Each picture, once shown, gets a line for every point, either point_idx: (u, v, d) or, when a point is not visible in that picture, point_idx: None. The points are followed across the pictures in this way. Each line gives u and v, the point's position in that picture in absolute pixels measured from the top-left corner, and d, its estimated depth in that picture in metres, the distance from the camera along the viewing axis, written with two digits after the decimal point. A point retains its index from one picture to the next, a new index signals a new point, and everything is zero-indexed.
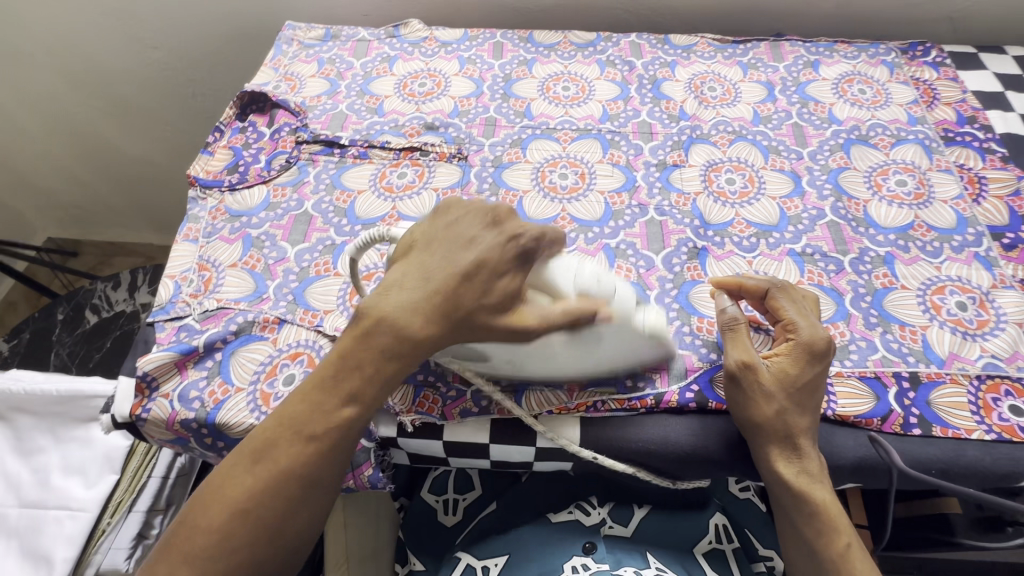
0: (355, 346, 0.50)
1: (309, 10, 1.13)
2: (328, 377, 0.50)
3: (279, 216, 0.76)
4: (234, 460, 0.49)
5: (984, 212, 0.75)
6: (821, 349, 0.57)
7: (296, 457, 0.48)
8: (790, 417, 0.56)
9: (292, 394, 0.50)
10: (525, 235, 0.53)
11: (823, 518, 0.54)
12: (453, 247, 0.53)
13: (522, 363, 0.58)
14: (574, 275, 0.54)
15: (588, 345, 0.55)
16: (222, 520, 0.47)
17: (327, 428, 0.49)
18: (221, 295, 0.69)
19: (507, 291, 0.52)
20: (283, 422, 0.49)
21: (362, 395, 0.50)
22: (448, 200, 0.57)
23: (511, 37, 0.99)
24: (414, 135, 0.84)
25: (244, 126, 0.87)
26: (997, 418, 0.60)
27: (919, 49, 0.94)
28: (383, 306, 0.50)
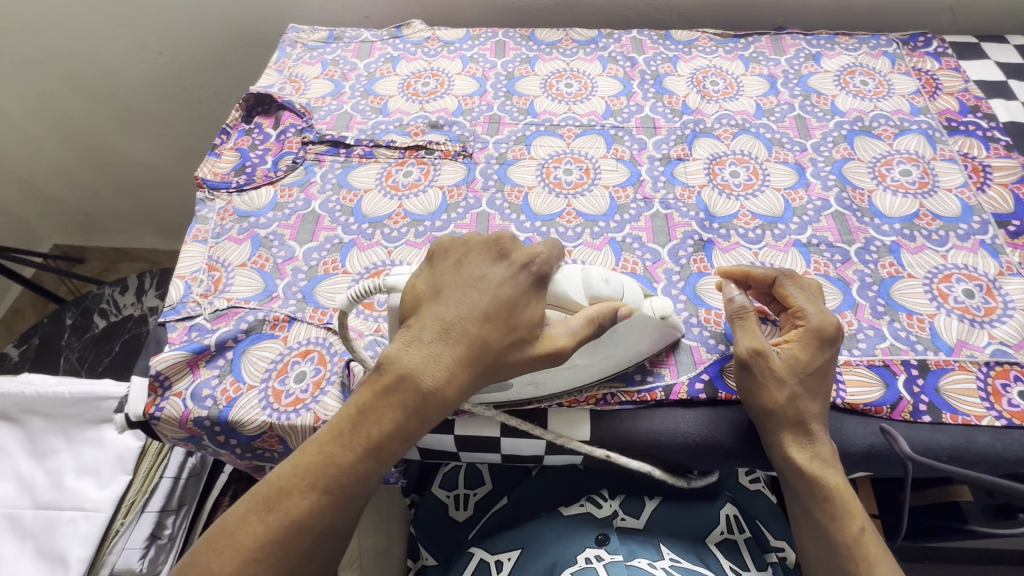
0: (375, 401, 0.49)
1: (311, 14, 1.14)
2: (345, 429, 0.49)
3: (287, 216, 0.77)
4: (249, 506, 0.49)
5: (990, 200, 0.75)
6: (830, 335, 0.57)
7: (311, 509, 0.48)
8: (802, 403, 0.56)
9: (309, 441, 0.50)
10: (536, 261, 0.53)
11: (837, 502, 0.55)
12: (469, 290, 0.51)
13: (545, 382, 0.58)
14: (584, 283, 0.55)
15: (606, 348, 0.58)
16: (232, 568, 0.46)
17: (343, 482, 0.49)
18: (231, 295, 0.70)
19: (530, 324, 0.52)
20: (298, 474, 0.48)
21: (379, 451, 0.49)
22: (440, 242, 0.55)
23: (513, 35, 0.99)
24: (419, 134, 0.85)
25: (250, 128, 0.88)
26: (1007, 404, 0.60)
27: (920, 40, 0.94)
28: (406, 361, 0.49)
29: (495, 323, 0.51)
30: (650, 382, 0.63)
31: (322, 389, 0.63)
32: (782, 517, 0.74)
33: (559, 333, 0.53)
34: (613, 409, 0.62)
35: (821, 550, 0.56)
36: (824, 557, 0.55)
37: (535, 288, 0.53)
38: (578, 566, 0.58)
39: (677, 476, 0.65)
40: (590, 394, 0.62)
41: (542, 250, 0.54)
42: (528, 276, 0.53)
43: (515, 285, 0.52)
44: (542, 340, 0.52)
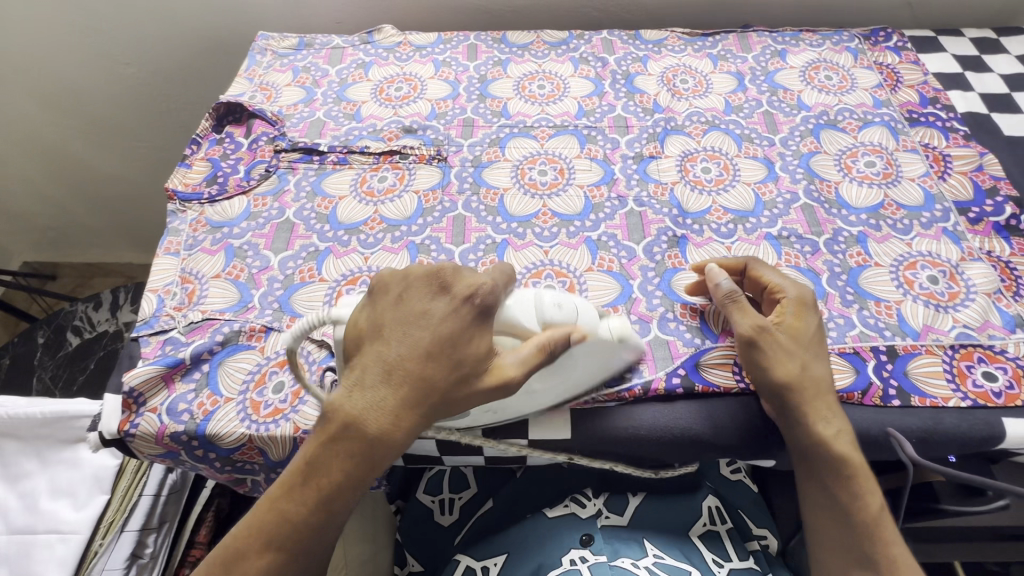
0: (322, 453, 0.50)
1: (282, 22, 1.13)
2: (295, 483, 0.51)
3: (261, 225, 0.76)
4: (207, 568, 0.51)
5: (951, 187, 0.77)
6: (810, 303, 0.61)
7: (265, 568, 0.50)
8: (813, 370, 0.58)
9: (261, 498, 0.51)
10: (479, 292, 0.54)
11: (855, 482, 0.56)
12: (407, 322, 0.53)
13: (502, 408, 0.59)
14: (536, 309, 0.57)
15: (563, 372, 0.57)
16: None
17: (297, 537, 0.50)
18: (206, 306, 0.69)
19: (475, 358, 0.52)
20: (252, 534, 0.50)
21: (329, 504, 0.51)
22: (382, 275, 0.56)
23: (485, 38, 1.00)
24: (393, 139, 0.85)
25: (221, 137, 0.87)
26: (972, 385, 0.62)
27: (881, 35, 0.97)
28: (349, 408, 0.50)
29: (438, 360, 0.51)
30: (629, 378, 0.63)
31: (301, 398, 0.62)
32: (764, 504, 0.75)
33: (508, 364, 0.53)
34: (590, 408, 0.62)
35: (836, 528, 0.56)
36: (839, 536, 0.56)
37: (479, 320, 0.54)
38: (563, 568, 0.59)
39: (646, 470, 0.66)
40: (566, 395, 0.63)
41: (488, 280, 0.55)
42: (471, 308, 0.53)
43: (457, 320, 0.53)
44: (492, 372, 0.52)
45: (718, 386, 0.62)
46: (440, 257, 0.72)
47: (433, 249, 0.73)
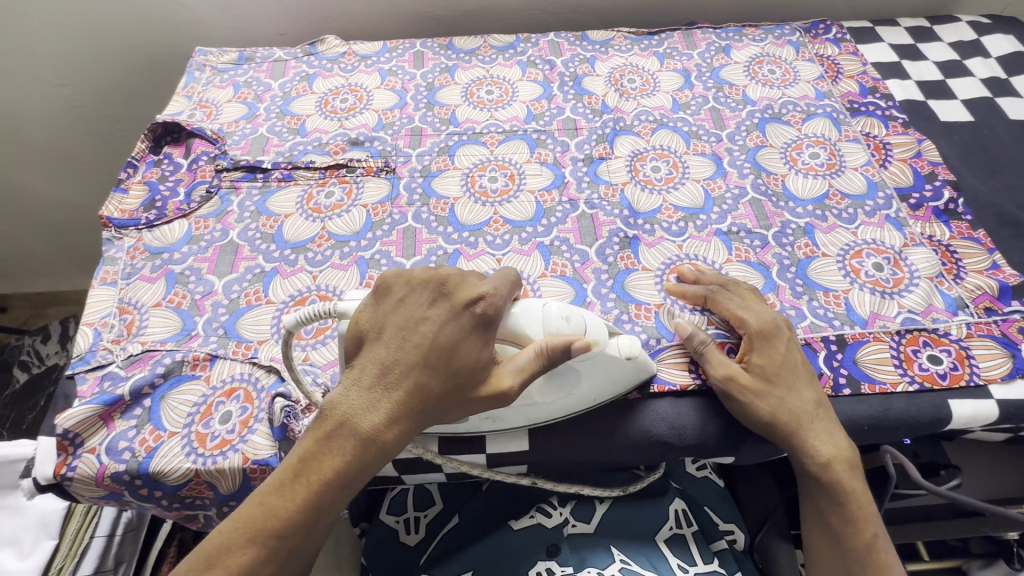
0: (316, 448, 0.49)
1: (223, 36, 1.10)
2: (287, 479, 0.49)
3: (203, 249, 0.74)
4: (187, 565, 0.47)
5: (892, 175, 0.79)
6: (772, 333, 0.61)
7: (249, 565, 0.47)
8: (790, 401, 0.58)
9: (252, 494, 0.49)
10: (484, 303, 0.52)
11: (851, 509, 0.57)
12: (406, 331, 0.51)
13: (500, 416, 0.58)
14: (541, 321, 0.55)
15: (566, 385, 0.57)
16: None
17: (282, 534, 0.47)
18: (146, 338, 0.66)
19: (472, 367, 0.51)
20: (236, 529, 0.47)
21: (319, 501, 0.48)
22: (387, 275, 0.54)
23: (431, 45, 0.98)
24: (340, 153, 0.83)
25: (159, 159, 0.84)
26: (918, 368, 0.63)
27: (821, 27, 0.98)
28: (347, 405, 0.49)
29: (433, 369, 0.50)
30: None
31: (249, 427, 0.60)
32: (729, 500, 0.75)
33: (506, 373, 0.52)
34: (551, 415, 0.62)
35: (833, 554, 0.58)
36: (833, 555, 0.59)
37: (479, 330, 0.52)
38: None
39: (615, 486, 0.67)
40: None
41: (489, 289, 0.53)
42: (470, 318, 0.51)
43: (456, 328, 0.51)
44: (490, 383, 0.51)
45: (675, 384, 0.62)
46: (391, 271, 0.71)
47: (384, 263, 0.72)
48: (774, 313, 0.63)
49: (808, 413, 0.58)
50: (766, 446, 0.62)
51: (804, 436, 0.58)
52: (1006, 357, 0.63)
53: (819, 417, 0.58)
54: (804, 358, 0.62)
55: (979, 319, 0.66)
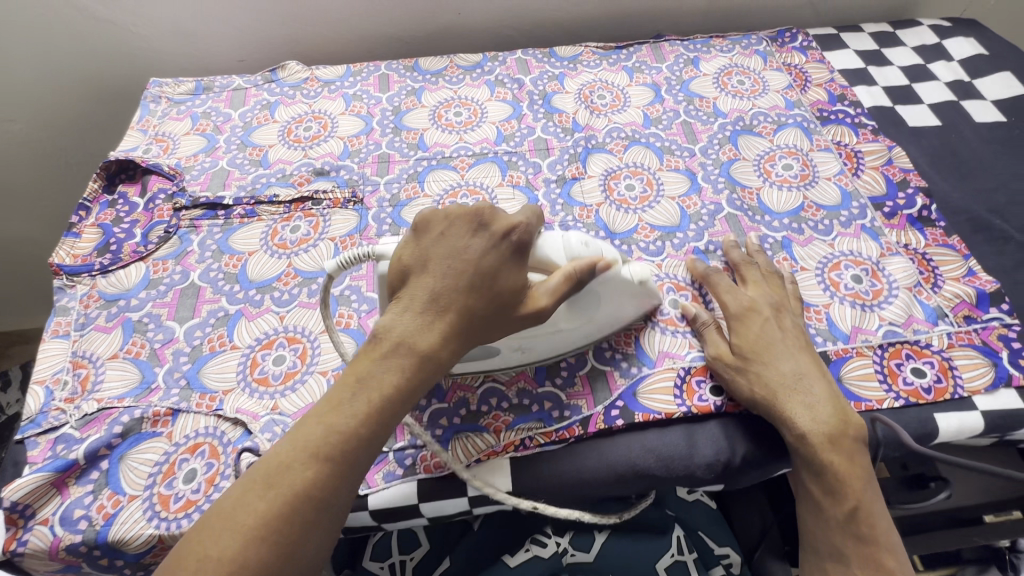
0: (374, 365, 0.47)
1: (179, 63, 1.06)
2: (345, 395, 0.46)
3: (162, 293, 0.70)
4: (243, 487, 0.43)
5: (865, 184, 0.79)
6: (746, 314, 0.63)
7: (315, 479, 0.43)
8: (766, 377, 0.58)
9: (307, 415, 0.46)
10: (516, 232, 0.52)
11: (831, 478, 0.55)
12: (454, 258, 0.50)
13: (532, 347, 0.61)
14: (563, 249, 0.57)
15: (588, 310, 0.60)
16: (234, 551, 0.40)
17: (346, 449, 0.45)
18: (102, 394, 0.62)
19: (513, 288, 0.51)
20: (297, 444, 0.44)
21: (382, 413, 0.47)
22: (425, 213, 0.53)
23: (396, 67, 0.96)
24: (304, 185, 0.80)
25: (114, 199, 0.80)
26: (903, 383, 0.62)
27: (787, 36, 0.99)
28: (400, 327, 0.49)
29: (479, 290, 0.50)
30: (568, 418, 0.61)
31: (216, 485, 0.56)
32: (724, 523, 0.74)
33: (542, 293, 0.53)
34: (534, 453, 0.59)
35: (816, 524, 0.57)
36: (830, 539, 0.56)
37: (516, 257, 0.52)
38: None
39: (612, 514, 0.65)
40: (506, 442, 0.59)
41: (521, 220, 0.54)
42: (509, 245, 0.52)
43: (497, 255, 0.51)
44: (529, 302, 0.52)
45: (660, 412, 0.60)
46: (362, 308, 0.68)
47: (354, 299, 0.69)
48: (760, 296, 0.64)
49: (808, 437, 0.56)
50: (759, 470, 0.60)
51: (781, 405, 0.57)
52: (988, 365, 0.63)
53: (800, 390, 0.57)
54: (789, 334, 0.61)
55: (959, 328, 0.66)
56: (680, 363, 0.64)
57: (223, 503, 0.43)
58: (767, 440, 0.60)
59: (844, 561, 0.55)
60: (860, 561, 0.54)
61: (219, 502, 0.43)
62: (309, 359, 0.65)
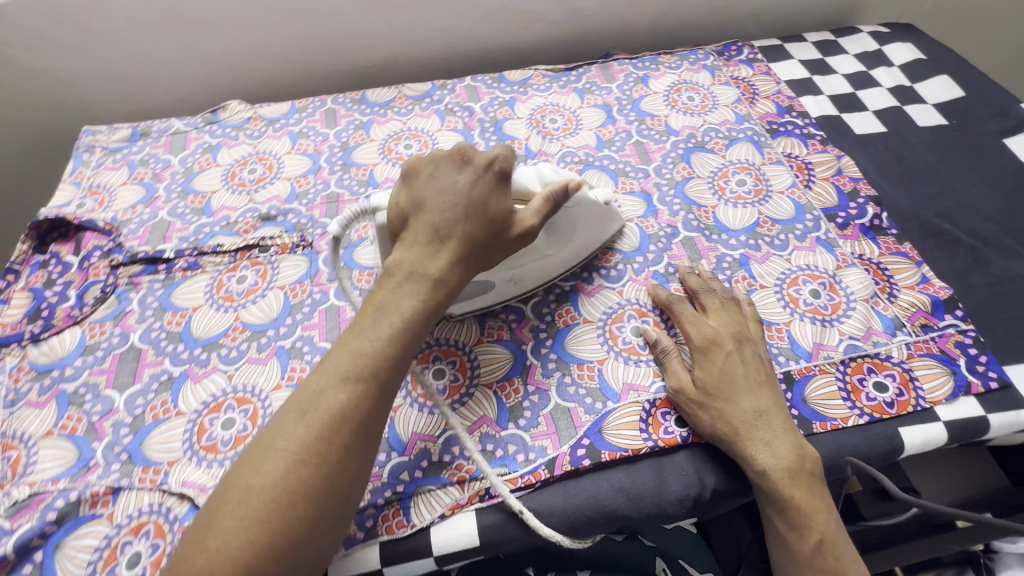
0: (391, 294, 0.54)
1: (117, 108, 1.02)
2: (368, 323, 0.52)
3: (100, 359, 0.66)
4: (282, 416, 0.48)
5: (817, 196, 0.79)
6: (710, 348, 0.62)
7: (348, 401, 0.48)
8: (729, 414, 0.57)
9: (336, 348, 0.52)
10: (497, 162, 0.60)
11: (794, 512, 0.55)
12: (448, 191, 0.58)
13: (522, 277, 0.68)
14: (537, 177, 0.63)
15: (565, 235, 0.68)
16: (277, 474, 0.45)
17: (373, 370, 0.50)
18: (35, 477, 0.58)
19: (503, 211, 0.58)
20: (326, 374, 0.49)
21: (403, 335, 0.52)
22: (411, 162, 0.62)
23: (343, 101, 0.94)
24: (250, 231, 0.77)
25: (46, 259, 0.75)
26: (866, 399, 0.62)
27: (733, 49, 1.00)
28: (411, 256, 0.56)
29: (474, 217, 0.57)
30: (533, 461, 0.59)
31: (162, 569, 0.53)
32: (705, 545, 0.73)
33: (528, 215, 0.60)
34: (500, 502, 0.57)
35: (786, 560, 0.56)
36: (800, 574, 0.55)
37: (501, 184, 0.60)
38: None
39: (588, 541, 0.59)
40: (471, 493, 0.57)
41: (499, 152, 0.61)
42: (492, 174, 0.60)
43: (483, 184, 0.59)
44: (517, 225, 0.59)
45: (628, 449, 0.59)
46: (315, 360, 0.65)
47: (306, 351, 0.66)
48: (722, 327, 0.63)
49: (774, 468, 0.55)
50: (727, 501, 0.59)
51: (742, 443, 0.56)
52: (947, 375, 0.63)
53: (759, 427, 0.57)
54: (752, 366, 0.60)
55: (917, 338, 0.66)
56: (645, 395, 0.62)
57: (268, 430, 0.48)
58: (735, 472, 0.59)
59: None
60: None
61: (265, 428, 0.49)
62: (261, 420, 0.61)
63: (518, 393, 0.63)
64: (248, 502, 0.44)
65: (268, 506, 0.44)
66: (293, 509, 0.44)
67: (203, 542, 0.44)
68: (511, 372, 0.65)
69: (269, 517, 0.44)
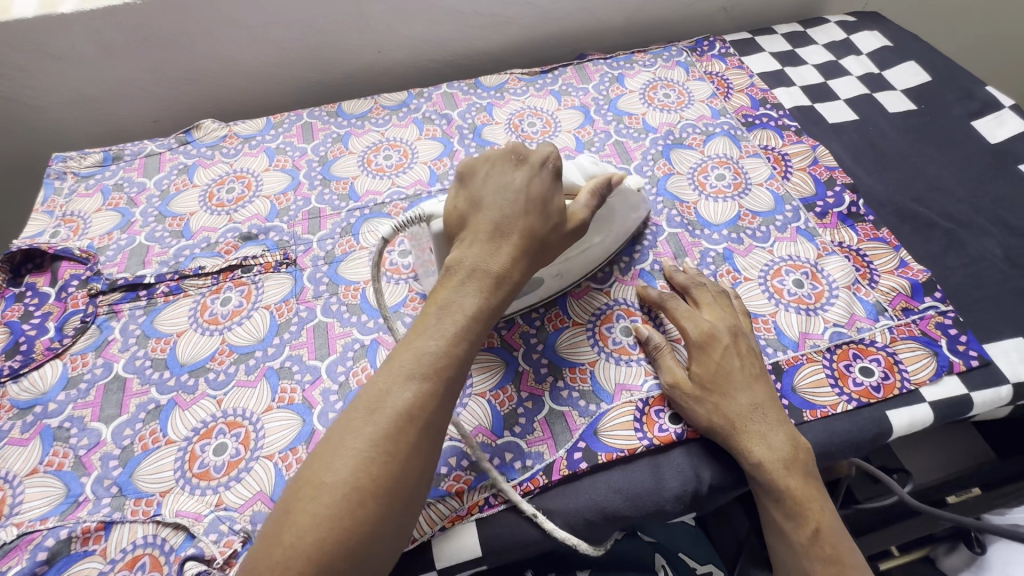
0: (453, 292, 0.52)
1: (86, 132, 1.00)
2: (430, 322, 0.51)
3: (83, 392, 0.65)
4: (351, 415, 0.47)
5: (795, 186, 0.80)
6: (707, 342, 0.62)
7: (414, 398, 0.47)
8: (726, 409, 0.58)
9: (399, 347, 0.50)
10: (551, 161, 0.60)
11: (791, 502, 0.56)
12: (506, 188, 0.57)
13: (568, 272, 0.68)
14: (582, 173, 0.64)
15: (607, 224, 0.69)
16: (348, 472, 0.44)
17: (439, 368, 0.49)
18: (23, 517, 0.56)
19: (561, 208, 0.58)
20: (391, 371, 0.48)
21: (468, 333, 0.51)
22: (465, 162, 0.61)
23: (319, 114, 0.93)
24: (232, 252, 0.76)
25: (20, 292, 0.74)
26: (853, 384, 0.63)
27: (705, 45, 1.01)
28: (471, 255, 0.54)
29: (535, 214, 0.56)
30: (531, 467, 0.59)
31: None
32: (704, 539, 0.75)
33: (580, 209, 0.60)
34: (500, 511, 0.57)
35: (783, 549, 0.57)
36: (799, 564, 0.56)
37: (556, 181, 0.59)
38: None
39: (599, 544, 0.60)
40: (470, 504, 0.57)
41: (551, 150, 0.60)
42: (548, 171, 0.59)
43: (541, 180, 0.58)
44: (571, 219, 0.59)
45: (623, 450, 0.59)
46: (305, 379, 0.65)
47: (296, 370, 0.65)
48: (717, 322, 0.63)
49: (770, 459, 0.56)
50: (723, 494, 0.60)
51: (739, 437, 0.57)
52: (930, 356, 0.64)
53: (754, 420, 0.57)
54: (748, 362, 0.61)
55: (899, 322, 0.67)
56: (638, 395, 0.63)
57: (336, 429, 0.47)
58: (731, 467, 0.60)
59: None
60: None
61: (332, 429, 0.47)
62: (253, 443, 0.60)
63: (511, 400, 0.63)
64: (321, 499, 0.43)
65: (338, 505, 0.43)
66: (362, 507, 0.43)
67: (278, 536, 0.43)
68: (503, 380, 0.65)
69: (339, 514, 0.43)
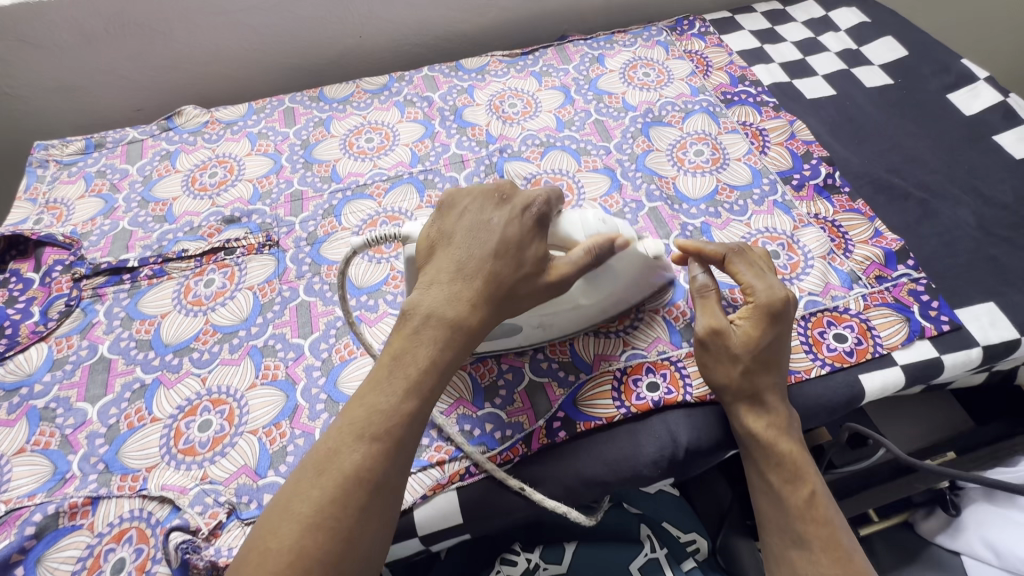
0: (408, 342, 0.50)
1: (69, 121, 1.00)
2: (382, 376, 0.49)
3: (69, 373, 0.65)
4: (299, 476, 0.46)
5: (772, 160, 0.81)
6: (774, 308, 0.59)
7: (363, 460, 0.45)
8: (757, 378, 0.58)
9: (350, 404, 0.48)
10: (535, 205, 0.56)
11: (789, 467, 0.57)
12: (479, 229, 0.55)
13: (552, 324, 0.63)
14: (583, 226, 0.59)
15: (605, 286, 0.61)
16: (293, 538, 0.42)
17: (391, 427, 0.47)
18: (10, 494, 0.57)
19: (536, 257, 0.55)
20: (342, 431, 0.46)
21: (420, 388, 0.49)
22: (450, 193, 0.59)
23: (301, 99, 0.93)
24: (214, 235, 0.76)
25: (5, 278, 0.74)
26: (827, 350, 0.64)
27: (685, 24, 1.01)
28: (429, 301, 0.52)
29: (504, 258, 0.54)
30: (511, 438, 0.60)
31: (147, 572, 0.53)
32: (688, 508, 0.74)
33: (562, 262, 0.56)
34: (479, 480, 0.58)
35: (774, 512, 0.58)
36: (791, 526, 0.57)
37: (538, 229, 0.56)
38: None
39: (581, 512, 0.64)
40: (450, 472, 0.58)
41: (540, 195, 0.57)
42: (530, 217, 0.56)
43: (518, 226, 0.55)
44: (549, 272, 0.55)
45: (602, 418, 0.60)
46: (289, 356, 0.65)
47: (279, 348, 0.66)
48: (787, 293, 0.61)
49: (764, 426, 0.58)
50: (708, 459, 0.62)
51: (752, 404, 0.58)
52: (902, 322, 0.66)
53: (776, 397, 0.59)
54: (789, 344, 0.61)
55: (873, 289, 0.68)
56: (616, 364, 0.64)
57: (283, 495, 0.45)
58: (719, 439, 0.61)
59: (805, 545, 0.56)
60: (820, 543, 0.55)
61: (278, 495, 0.46)
62: (237, 419, 0.61)
63: (491, 372, 0.64)
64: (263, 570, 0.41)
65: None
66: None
67: None
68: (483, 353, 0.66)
69: None
